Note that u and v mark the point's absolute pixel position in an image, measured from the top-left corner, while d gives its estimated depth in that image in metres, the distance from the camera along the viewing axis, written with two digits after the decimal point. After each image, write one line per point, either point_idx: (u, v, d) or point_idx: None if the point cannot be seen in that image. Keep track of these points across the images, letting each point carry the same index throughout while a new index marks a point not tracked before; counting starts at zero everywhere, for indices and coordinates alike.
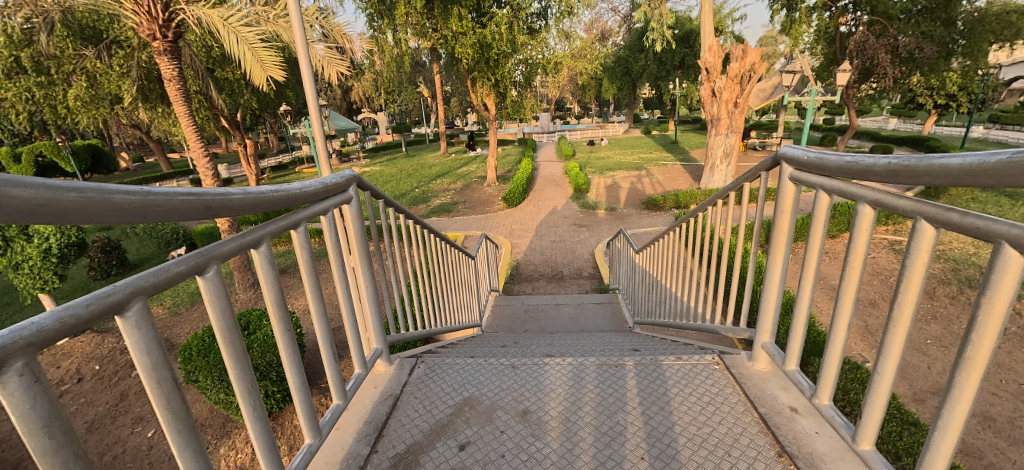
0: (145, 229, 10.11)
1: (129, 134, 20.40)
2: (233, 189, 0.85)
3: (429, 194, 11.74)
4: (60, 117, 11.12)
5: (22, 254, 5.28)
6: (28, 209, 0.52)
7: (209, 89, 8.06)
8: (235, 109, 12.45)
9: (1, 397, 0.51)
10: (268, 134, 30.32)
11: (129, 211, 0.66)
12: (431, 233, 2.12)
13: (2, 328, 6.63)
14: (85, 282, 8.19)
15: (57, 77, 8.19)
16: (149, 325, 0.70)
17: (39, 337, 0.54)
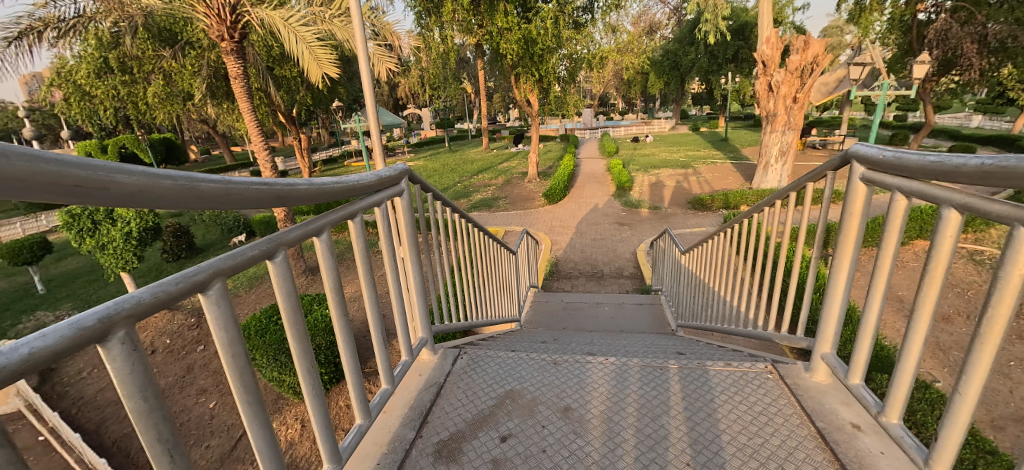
0: (211, 217, 10.95)
1: (198, 128, 22.12)
2: (300, 180, 0.90)
3: (470, 189, 11.93)
4: (141, 113, 12.24)
5: (107, 235, 5.88)
6: (131, 195, 0.58)
7: (269, 86, 8.55)
8: (292, 104, 13.18)
9: (106, 362, 0.58)
10: (320, 129, 31.90)
11: (211, 198, 0.72)
12: (475, 227, 2.15)
13: (90, 301, 7.43)
14: (159, 264, 9.00)
15: (140, 76, 9.00)
16: (227, 304, 0.76)
17: (136, 310, 0.60)
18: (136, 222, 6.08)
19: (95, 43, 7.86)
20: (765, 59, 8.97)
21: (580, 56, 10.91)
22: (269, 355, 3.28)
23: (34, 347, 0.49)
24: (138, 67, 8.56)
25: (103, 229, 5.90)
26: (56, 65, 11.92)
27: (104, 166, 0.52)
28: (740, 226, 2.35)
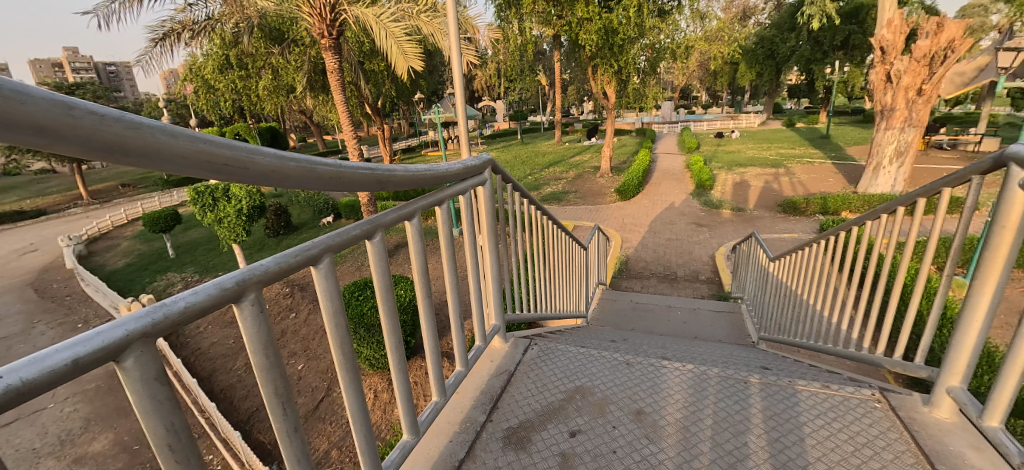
0: (305, 198, 12.13)
1: (298, 118, 24.54)
2: (398, 165, 0.97)
3: (541, 182, 11.97)
4: (253, 104, 13.87)
5: (224, 211, 6.77)
6: (264, 175, 0.66)
7: (359, 79, 9.22)
8: (378, 96, 14.10)
9: (240, 319, 0.66)
10: (401, 120, 33.80)
11: (324, 179, 0.80)
12: (550, 220, 2.14)
13: (209, 267, 8.65)
14: (263, 238, 10.22)
15: (253, 72, 10.18)
16: (332, 277, 0.83)
17: (264, 276, 0.69)
18: (246, 201, 6.93)
19: (220, 43, 9.02)
20: (884, 45, 7.83)
21: (662, 45, 10.40)
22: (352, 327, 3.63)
23: (186, 301, 0.58)
24: (252, 63, 9.67)
25: (221, 205, 6.83)
26: (190, 63, 13.88)
27: (246, 147, 0.61)
28: (845, 233, 2.07)
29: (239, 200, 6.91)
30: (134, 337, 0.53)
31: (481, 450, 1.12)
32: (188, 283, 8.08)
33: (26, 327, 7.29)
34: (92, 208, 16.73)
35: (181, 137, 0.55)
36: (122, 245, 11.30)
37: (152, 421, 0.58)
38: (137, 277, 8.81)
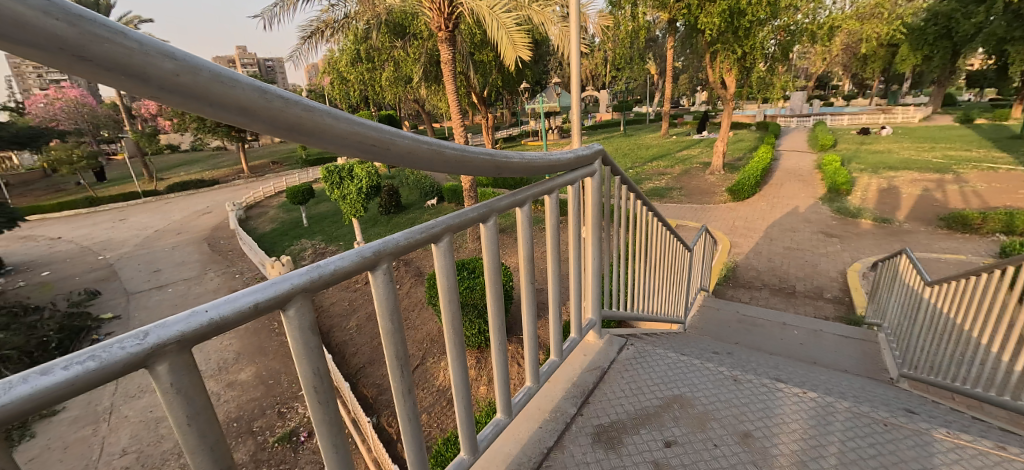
0: (413, 181, 13.22)
1: (412, 107, 26.69)
2: (514, 152, 1.01)
3: (642, 177, 11.46)
4: (376, 94, 15.44)
5: (348, 189, 7.81)
6: (405, 155, 0.75)
7: (469, 70, 9.65)
8: (485, 86, 14.67)
9: (377, 284, 0.76)
10: (503, 110, 34.78)
11: (449, 162, 0.87)
12: (656, 217, 2.05)
13: (333, 237, 9.95)
14: (377, 215, 11.42)
15: (378, 64, 11.28)
16: (449, 255, 0.90)
17: (397, 247, 0.78)
18: (365, 180, 7.85)
19: (354, 40, 10.15)
20: None
21: (798, 26, 9.26)
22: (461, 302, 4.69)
23: (336, 264, 0.68)
24: (378, 57, 10.71)
25: (346, 183, 7.92)
26: (328, 58, 15.88)
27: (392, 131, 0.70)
28: (1003, 270, 1.88)
29: (359, 180, 7.86)
30: (298, 291, 0.63)
31: (570, 442, 1.13)
32: (316, 250, 9.37)
33: (203, 273, 9.15)
34: (251, 181, 20.25)
35: (342, 120, 0.64)
36: (270, 212, 13.51)
37: (305, 366, 0.68)
38: (279, 240, 10.48)
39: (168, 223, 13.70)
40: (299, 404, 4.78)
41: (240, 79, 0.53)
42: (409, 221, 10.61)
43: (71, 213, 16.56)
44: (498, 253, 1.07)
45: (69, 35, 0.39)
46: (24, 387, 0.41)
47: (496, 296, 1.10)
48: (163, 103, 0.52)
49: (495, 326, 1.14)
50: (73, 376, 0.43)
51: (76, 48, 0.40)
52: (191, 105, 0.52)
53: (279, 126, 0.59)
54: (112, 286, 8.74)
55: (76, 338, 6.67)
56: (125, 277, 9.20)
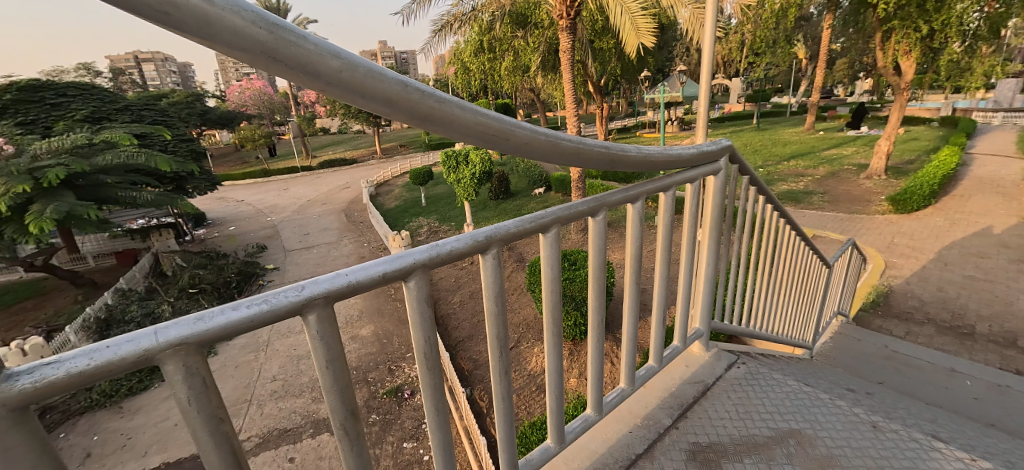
0: (523, 169, 13.67)
1: (526, 96, 27.33)
2: (630, 145, 0.99)
3: (773, 178, 10.15)
4: (495, 84, 16.13)
5: (463, 174, 8.73)
6: (523, 145, 0.78)
7: (587, 58, 9.51)
8: (602, 75, 14.31)
9: (487, 267, 0.82)
10: (618, 99, 33.58)
11: (564, 155, 0.89)
12: (789, 226, 1.82)
13: (446, 218, 10.82)
14: (487, 200, 12.07)
15: (499, 55, 11.76)
16: (555, 247, 0.93)
17: (508, 233, 0.82)
18: (478, 167, 8.68)
19: (479, 32, 10.74)
20: None
21: None
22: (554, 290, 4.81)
23: (452, 245, 0.74)
24: (499, 47, 11.16)
25: (462, 167, 8.87)
26: (455, 50, 17.02)
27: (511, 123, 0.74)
28: None
29: (473, 166, 8.72)
30: (418, 266, 0.70)
31: (660, 454, 1.10)
32: (430, 228, 10.28)
33: (340, 238, 10.70)
34: (383, 162, 22.94)
35: (467, 111, 0.69)
36: (396, 191, 15.15)
37: (420, 334, 0.76)
38: (401, 216, 11.72)
39: (319, 194, 16.27)
40: (405, 364, 5.35)
41: (386, 74, 0.59)
42: (516, 207, 11.13)
43: (253, 181, 20.68)
44: (604, 250, 1.07)
45: (263, 38, 0.48)
46: (222, 317, 0.54)
47: (597, 290, 1.10)
48: (325, 94, 0.61)
49: (595, 320, 1.13)
50: (252, 313, 0.55)
51: (271, 50, 0.50)
52: (344, 95, 0.60)
53: (412, 116, 0.65)
54: (276, 243, 10.73)
55: (249, 281, 8.39)
56: (285, 237, 11.22)
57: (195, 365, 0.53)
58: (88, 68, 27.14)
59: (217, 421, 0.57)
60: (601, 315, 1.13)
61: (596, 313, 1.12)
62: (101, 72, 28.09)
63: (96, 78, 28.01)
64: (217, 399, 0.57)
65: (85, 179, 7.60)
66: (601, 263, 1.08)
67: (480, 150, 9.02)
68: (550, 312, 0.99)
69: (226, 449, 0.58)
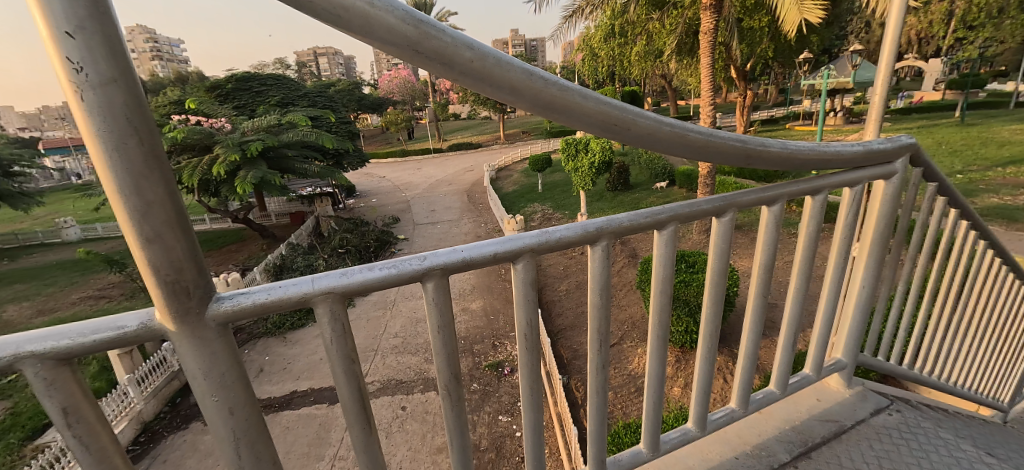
0: (645, 161, 12.98)
1: (656, 83, 25.65)
2: (774, 139, 0.87)
3: (981, 187, 7.89)
4: (623, 70, 15.53)
5: (582, 163, 8.74)
6: (644, 136, 0.75)
7: (732, 40, 8.55)
8: (748, 58, 12.69)
9: (594, 260, 0.81)
10: (767, 85, 29.38)
11: (691, 148, 0.83)
12: (995, 251, 1.42)
13: (560, 206, 10.94)
14: (603, 191, 11.85)
15: (631, 39, 11.27)
16: (670, 246, 0.89)
17: (621, 228, 0.81)
18: (597, 156, 8.54)
19: (611, 16, 10.41)
20: None
21: None
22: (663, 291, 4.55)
23: (562, 233, 0.75)
24: (632, 31, 10.70)
25: (581, 156, 8.83)
26: (584, 36, 16.77)
27: (634, 114, 0.71)
28: None
29: (592, 155, 8.61)
30: (527, 250, 0.72)
31: None
32: (544, 214, 10.50)
33: (461, 217, 11.56)
34: (504, 147, 23.95)
35: (589, 99, 0.68)
36: (514, 176, 15.72)
37: (523, 315, 0.79)
38: (516, 201, 12.16)
39: (446, 175, 17.78)
40: (508, 343, 5.61)
41: (513, 63, 0.62)
42: (633, 200, 10.70)
43: (394, 160, 23.52)
44: (728, 254, 0.97)
45: (410, 32, 0.54)
46: (360, 274, 0.63)
47: (715, 298, 1.01)
48: (455, 83, 0.66)
49: (708, 330, 1.04)
50: (383, 275, 0.63)
51: (415, 43, 0.56)
52: (472, 84, 0.63)
53: (534, 104, 0.66)
54: (407, 217, 12.07)
55: (384, 248, 9.65)
56: (415, 212, 12.55)
57: (338, 312, 0.64)
58: (284, 63, 33.67)
59: (350, 361, 0.68)
60: (717, 325, 1.04)
61: (711, 322, 1.03)
62: (293, 66, 34.61)
63: (289, 71, 34.62)
64: (352, 344, 0.67)
65: (275, 152, 9.51)
66: (723, 270, 0.99)
67: (601, 140, 8.84)
68: (658, 313, 0.94)
69: (355, 387, 0.69)
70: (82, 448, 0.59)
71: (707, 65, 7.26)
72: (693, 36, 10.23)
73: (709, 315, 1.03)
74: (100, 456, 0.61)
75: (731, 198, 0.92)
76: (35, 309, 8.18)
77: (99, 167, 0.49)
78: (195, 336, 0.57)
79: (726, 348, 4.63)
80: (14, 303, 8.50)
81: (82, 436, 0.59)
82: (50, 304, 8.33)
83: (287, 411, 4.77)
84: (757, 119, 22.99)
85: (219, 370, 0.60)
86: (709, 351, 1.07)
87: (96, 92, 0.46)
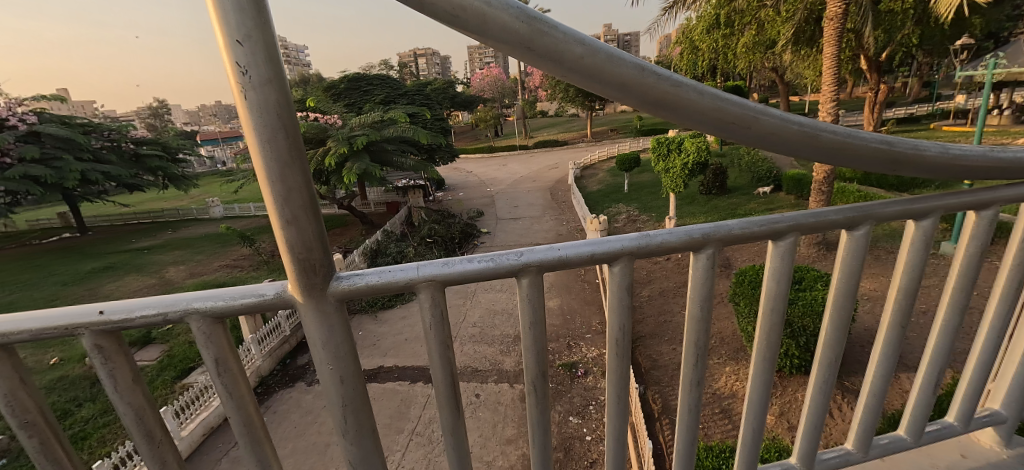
0: (747, 164, 11.87)
1: (765, 78, 23.23)
2: (932, 142, 0.74)
3: None
4: (726, 65, 14.37)
5: (673, 163, 8.27)
6: (765, 134, 0.67)
7: (864, 25, 7.46)
8: (885, 46, 10.92)
9: (697, 268, 0.76)
10: (909, 78, 25.04)
11: (823, 149, 0.73)
12: None
13: (645, 208, 10.50)
14: (694, 194, 11.12)
15: (738, 29, 10.40)
16: (788, 260, 0.80)
17: (729, 236, 0.74)
18: (692, 157, 8.02)
19: (717, 5, 9.70)
20: None
21: None
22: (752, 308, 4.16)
23: (664, 238, 0.71)
24: (739, 20, 9.86)
25: (673, 156, 8.37)
26: (684, 28, 15.78)
27: (754, 109, 0.64)
28: None
29: (686, 155, 8.11)
30: (626, 253, 0.70)
31: None
32: (629, 216, 10.15)
33: (542, 215, 11.63)
34: (591, 145, 23.55)
35: (706, 95, 0.62)
36: (599, 175, 15.39)
37: (615, 320, 0.76)
38: (600, 201, 11.90)
39: (530, 172, 18.02)
40: (583, 344, 5.52)
41: (625, 58, 0.59)
42: (730, 205, 9.86)
43: (482, 156, 24.41)
44: (859, 273, 0.84)
45: (522, 30, 0.54)
46: (461, 265, 0.66)
47: (836, 323, 0.88)
48: (562, 78, 0.65)
49: (825, 358, 0.92)
50: (481, 267, 0.65)
51: (526, 40, 0.56)
52: (581, 81, 0.62)
53: (642, 100, 0.63)
54: (491, 211, 12.46)
55: (468, 240, 10.08)
56: (499, 207, 12.91)
57: (439, 299, 0.67)
58: (389, 64, 36.70)
59: (446, 347, 0.71)
60: (839, 355, 0.91)
61: (830, 350, 0.90)
62: (396, 66, 37.60)
63: (393, 72, 37.69)
64: (449, 330, 0.71)
65: (377, 146, 10.41)
66: (853, 292, 0.86)
67: (698, 139, 8.28)
68: (765, 333, 0.85)
69: (448, 371, 0.72)
70: (228, 394, 0.70)
71: (831, 54, 6.40)
72: (815, 23, 9.09)
73: (829, 342, 0.90)
74: (240, 403, 0.71)
75: (867, 209, 0.79)
76: (189, 272, 9.97)
77: (255, 155, 0.57)
78: (319, 310, 0.64)
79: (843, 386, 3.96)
80: (176, 266, 10.44)
81: (229, 385, 0.69)
82: (200, 269, 10.08)
83: (374, 383, 5.21)
84: (893, 118, 19.70)
85: (335, 342, 0.66)
86: (828, 383, 0.94)
87: (257, 92, 0.53)
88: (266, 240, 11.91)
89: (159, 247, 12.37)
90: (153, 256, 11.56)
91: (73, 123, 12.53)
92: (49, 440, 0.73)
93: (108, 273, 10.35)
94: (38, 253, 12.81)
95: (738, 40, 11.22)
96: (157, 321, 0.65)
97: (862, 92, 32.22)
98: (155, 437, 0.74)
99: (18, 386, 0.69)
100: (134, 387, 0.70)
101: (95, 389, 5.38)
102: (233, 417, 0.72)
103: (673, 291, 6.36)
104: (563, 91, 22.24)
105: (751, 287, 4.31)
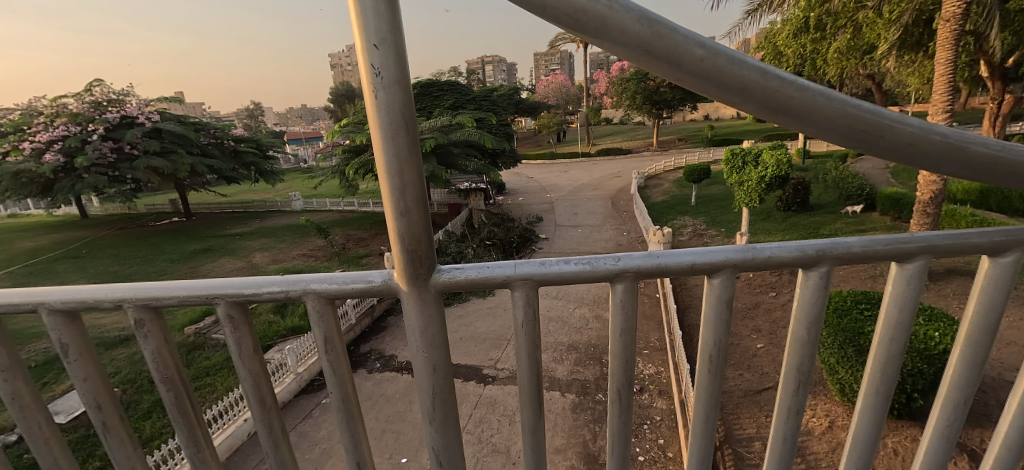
0: (834, 179, 10.85)
1: (859, 87, 21.20)
2: None
3: None
4: (811, 71, 13.33)
5: (748, 176, 7.73)
6: (901, 144, 0.60)
7: (990, 26, 6.65)
8: (1015, 49, 9.57)
9: (805, 285, 0.70)
10: None
11: (966, 164, 0.63)
12: None
13: (712, 223, 10.00)
14: (769, 210, 10.42)
15: (831, 30, 9.70)
16: (916, 287, 0.71)
17: (846, 253, 0.68)
18: (771, 170, 7.50)
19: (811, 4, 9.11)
20: None
21: None
22: (837, 338, 3.76)
23: (773, 252, 0.66)
24: (834, 21, 9.22)
25: (748, 169, 7.85)
26: (766, 32, 14.88)
27: (886, 116, 0.58)
28: None
29: (764, 168, 7.58)
30: (728, 264, 0.67)
31: None
32: (695, 229, 9.71)
33: (603, 224, 11.42)
34: (656, 154, 22.79)
35: (837, 101, 0.58)
36: (665, 185, 14.87)
37: (711, 335, 0.73)
38: (665, 212, 11.49)
39: (593, 180, 17.77)
40: (641, 359, 5.32)
41: (748, 61, 0.56)
42: (812, 224, 9.07)
43: (543, 162, 24.46)
44: (1002, 304, 0.71)
45: (643, 33, 0.54)
46: (557, 266, 0.67)
47: (968, 363, 0.76)
48: (674, 82, 0.63)
49: (949, 401, 0.80)
50: (578, 269, 0.65)
51: (646, 43, 0.55)
52: (696, 84, 0.60)
53: (763, 106, 0.59)
54: (550, 217, 12.49)
55: (526, 245, 10.17)
56: (558, 214, 12.90)
57: (531, 297, 0.69)
58: (458, 71, 37.84)
59: (535, 348, 0.73)
60: (967, 399, 0.79)
61: (957, 393, 0.79)
62: (464, 73, 38.82)
63: (461, 79, 38.89)
64: (538, 331, 0.72)
65: (444, 149, 10.84)
66: (992, 328, 0.74)
67: (778, 152, 7.76)
68: (878, 365, 0.77)
69: (533, 373, 0.74)
70: (332, 370, 0.77)
71: (946, 59, 5.66)
72: (924, 25, 8.16)
73: (955, 385, 0.79)
74: (340, 380, 0.78)
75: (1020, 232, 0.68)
76: (272, 258, 10.97)
77: (378, 149, 0.61)
78: (420, 298, 0.67)
79: (966, 452, 3.27)
80: (261, 252, 11.55)
81: (333, 361, 0.76)
82: (281, 256, 11.06)
83: None
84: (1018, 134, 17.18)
85: (430, 332, 0.69)
86: (952, 429, 0.82)
87: (385, 93, 0.57)
88: (339, 233, 12.83)
89: (248, 234, 13.77)
90: (243, 241, 12.88)
91: (186, 122, 14.37)
92: (182, 395, 0.84)
93: (207, 254, 11.69)
94: (152, 233, 14.75)
95: (830, 44, 10.38)
96: (279, 298, 0.72)
97: (980, 103, 28.37)
98: (266, 402, 0.82)
99: (163, 345, 0.79)
100: (254, 356, 0.79)
101: (190, 356, 6.07)
102: (333, 393, 0.78)
103: (743, 312, 5.94)
104: (631, 97, 21.66)
105: (834, 316, 3.94)
